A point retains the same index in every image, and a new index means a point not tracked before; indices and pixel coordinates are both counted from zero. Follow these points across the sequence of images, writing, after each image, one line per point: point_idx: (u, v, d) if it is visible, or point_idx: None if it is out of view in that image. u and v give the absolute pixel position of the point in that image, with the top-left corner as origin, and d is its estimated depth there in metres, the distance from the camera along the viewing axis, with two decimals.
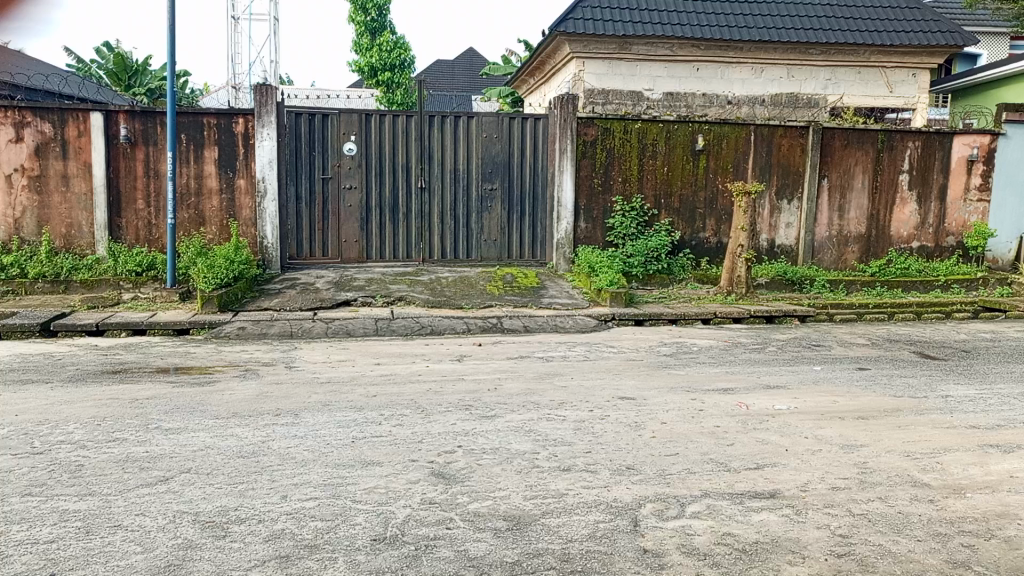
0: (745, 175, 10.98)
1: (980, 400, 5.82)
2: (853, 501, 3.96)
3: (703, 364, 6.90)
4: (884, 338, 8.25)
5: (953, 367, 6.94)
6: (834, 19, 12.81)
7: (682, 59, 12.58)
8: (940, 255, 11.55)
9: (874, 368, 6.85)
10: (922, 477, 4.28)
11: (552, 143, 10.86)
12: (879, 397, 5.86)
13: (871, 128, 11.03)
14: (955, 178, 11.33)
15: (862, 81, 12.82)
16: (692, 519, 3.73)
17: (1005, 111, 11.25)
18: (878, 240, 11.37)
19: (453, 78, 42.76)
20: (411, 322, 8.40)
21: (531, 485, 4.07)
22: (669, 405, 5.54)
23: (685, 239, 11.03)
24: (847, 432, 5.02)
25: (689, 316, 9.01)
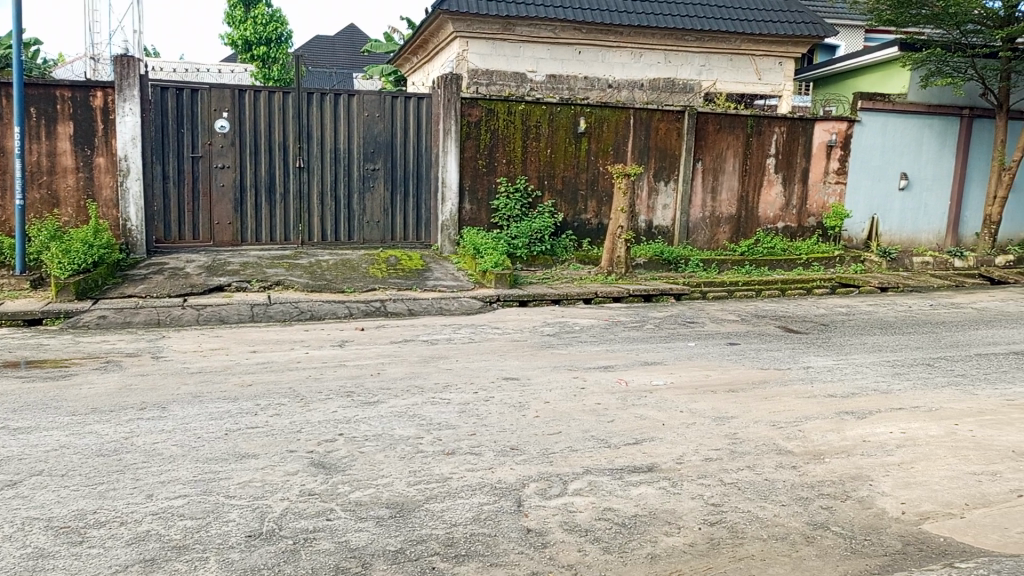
0: (625, 158, 11.25)
1: (837, 370, 6.25)
2: (723, 471, 4.16)
3: (584, 342, 7.04)
4: (752, 314, 8.71)
5: (813, 340, 7.40)
6: (707, 7, 13.26)
7: (564, 42, 12.72)
8: (802, 235, 12.26)
9: (744, 342, 7.22)
10: (786, 445, 4.54)
11: (434, 123, 10.71)
12: (748, 370, 6.18)
13: (741, 113, 11.53)
14: (816, 162, 12.05)
15: (733, 68, 13.37)
16: (574, 496, 3.80)
17: (859, 100, 12.04)
18: (748, 220, 11.95)
19: (333, 54, 41.47)
20: (290, 307, 8.12)
21: (415, 471, 4.02)
22: (552, 384, 5.61)
23: (568, 220, 11.18)
24: (718, 404, 5.26)
25: (572, 296, 9.17)
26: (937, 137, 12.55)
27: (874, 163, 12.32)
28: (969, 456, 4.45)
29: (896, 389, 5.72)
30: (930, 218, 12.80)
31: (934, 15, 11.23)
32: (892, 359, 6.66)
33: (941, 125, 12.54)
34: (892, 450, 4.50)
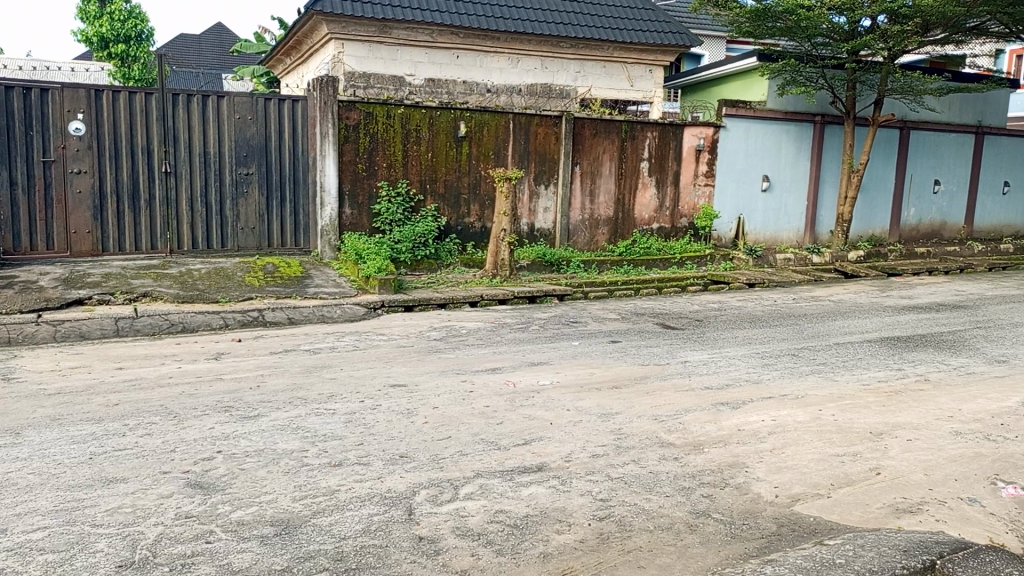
0: (506, 162, 11.36)
1: (712, 363, 6.55)
2: (610, 466, 4.26)
3: (471, 346, 7.04)
4: (632, 312, 8.99)
5: (689, 335, 7.73)
6: (581, 15, 13.58)
7: (442, 46, 12.70)
8: (676, 235, 12.78)
9: (625, 340, 7.43)
10: (668, 437, 4.71)
11: (311, 126, 10.42)
12: (630, 366, 6.37)
13: (616, 118, 11.90)
14: (686, 165, 12.59)
15: (607, 74, 13.77)
16: (466, 501, 3.78)
17: (724, 106, 12.71)
18: (624, 221, 12.34)
19: (199, 54, 39.61)
20: (160, 319, 7.67)
21: (300, 485, 3.88)
22: (440, 389, 5.57)
23: (451, 224, 11.17)
24: (603, 401, 5.39)
25: (457, 300, 9.15)
26: (794, 142, 13.42)
27: (739, 167, 13.04)
28: (833, 438, 4.77)
29: (766, 379, 6.05)
30: (790, 217, 13.67)
31: (788, 28, 11.98)
32: (760, 351, 7.05)
33: (797, 131, 13.42)
34: (765, 437, 4.76)
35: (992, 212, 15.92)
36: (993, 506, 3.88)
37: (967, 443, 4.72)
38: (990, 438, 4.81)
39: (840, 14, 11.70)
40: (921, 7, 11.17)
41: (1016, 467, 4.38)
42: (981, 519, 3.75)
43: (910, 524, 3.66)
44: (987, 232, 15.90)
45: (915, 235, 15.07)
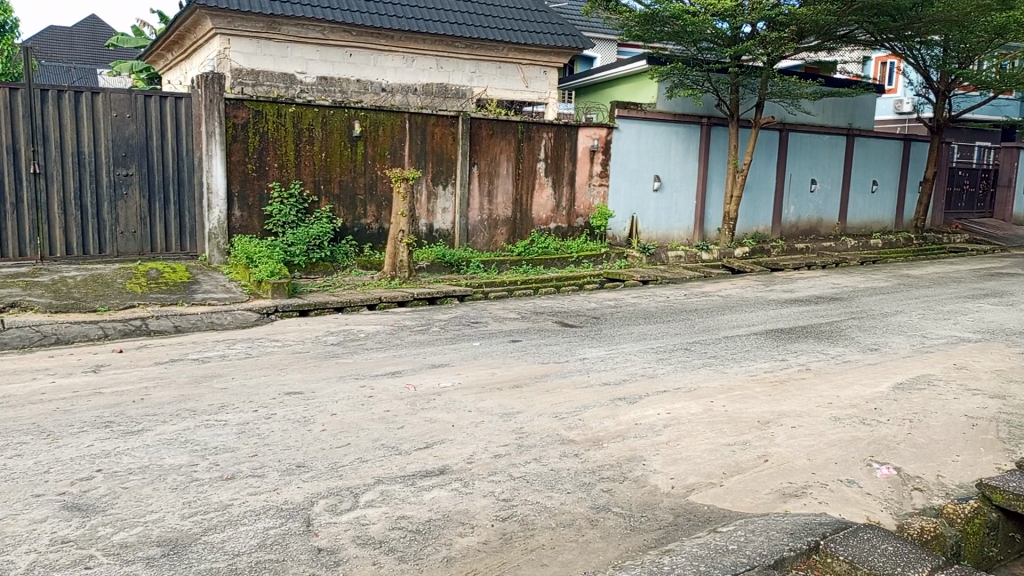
0: (403, 162, 11.23)
1: (609, 359, 6.69)
2: (512, 465, 4.27)
3: (369, 350, 6.91)
4: (531, 311, 9.08)
5: (587, 333, 7.87)
6: (475, 15, 13.58)
7: (334, 43, 12.43)
8: (572, 234, 13.00)
9: (525, 339, 7.49)
10: (568, 434, 4.77)
11: (197, 125, 9.97)
12: (530, 365, 6.42)
13: (512, 119, 11.99)
14: (581, 166, 12.83)
15: (502, 75, 13.84)
16: (366, 509, 3.71)
17: (617, 108, 13.03)
18: (522, 221, 12.45)
19: (71, 47, 37.21)
20: (30, 331, 7.15)
21: (190, 501, 3.70)
22: (338, 396, 5.44)
23: (347, 226, 10.94)
24: (504, 401, 5.41)
25: (355, 303, 8.97)
26: (683, 143, 13.90)
27: (632, 167, 13.39)
28: (723, 428, 4.97)
29: (660, 373, 6.23)
30: (680, 216, 14.15)
31: (675, 32, 12.43)
32: (655, 346, 7.27)
33: (685, 132, 13.90)
34: (660, 430, 4.90)
35: (863, 210, 17.02)
36: (869, 486, 4.14)
37: (845, 428, 5.02)
38: (865, 422, 5.14)
39: (723, 20, 12.16)
40: (796, 16, 11.80)
41: (888, 448, 4.69)
42: (859, 499, 3.99)
43: (795, 508, 3.85)
44: (859, 228, 17.00)
45: (796, 232, 15.92)
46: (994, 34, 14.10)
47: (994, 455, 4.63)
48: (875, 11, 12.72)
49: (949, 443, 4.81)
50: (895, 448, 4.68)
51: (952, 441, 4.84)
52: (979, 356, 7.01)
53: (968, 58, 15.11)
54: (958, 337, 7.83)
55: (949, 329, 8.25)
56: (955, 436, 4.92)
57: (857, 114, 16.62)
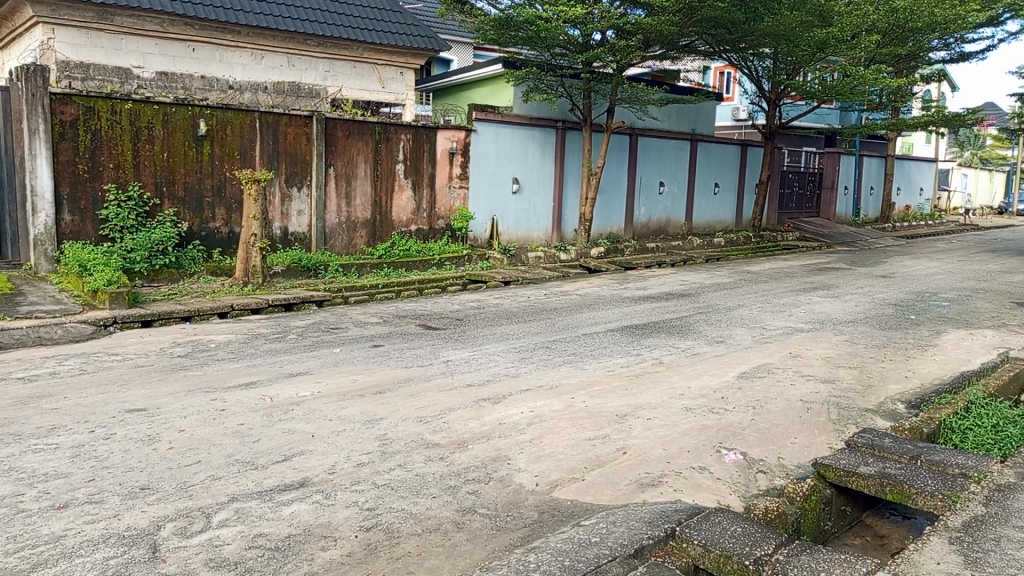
0: (253, 163, 10.75)
1: (472, 360, 6.70)
2: (376, 473, 4.18)
3: (220, 361, 6.54)
4: (393, 315, 8.94)
5: (451, 335, 7.85)
6: (328, 13, 13.24)
7: (174, 37, 11.73)
8: (434, 236, 12.94)
9: (387, 343, 7.36)
10: (433, 438, 4.73)
11: (17, 121, 9.09)
12: (392, 370, 6.31)
13: (369, 120, 11.79)
14: (440, 168, 12.82)
15: (358, 75, 13.54)
16: (220, 529, 3.50)
17: (474, 111, 13.12)
18: (382, 223, 12.26)
19: None
20: None
21: (15, 536, 3.35)
22: (187, 411, 5.11)
23: (194, 230, 10.34)
24: (366, 408, 5.28)
25: (203, 312, 8.47)
26: (539, 146, 14.19)
27: (491, 169, 13.51)
28: (584, 423, 5.10)
29: (523, 372, 6.32)
30: (538, 217, 14.42)
31: (529, 38, 12.68)
32: (517, 345, 7.36)
33: (541, 136, 14.20)
34: (524, 428, 4.96)
35: (707, 211, 18.08)
36: (719, 472, 4.38)
37: (697, 417, 5.29)
38: (714, 411, 5.44)
39: (575, 27, 12.50)
40: (643, 26, 12.32)
41: (735, 434, 4.99)
42: (710, 484, 4.21)
43: (653, 497, 4.01)
44: (703, 228, 18.04)
45: (647, 232, 16.66)
46: (817, 49, 15.21)
47: (826, 436, 5.03)
48: (713, 24, 13.52)
49: (787, 426, 5.18)
50: (741, 434, 4.98)
51: (791, 424, 5.22)
52: (811, 345, 7.62)
53: (794, 70, 16.37)
54: (793, 328, 8.47)
55: (785, 321, 8.91)
56: (793, 420, 5.31)
57: (699, 120, 17.64)
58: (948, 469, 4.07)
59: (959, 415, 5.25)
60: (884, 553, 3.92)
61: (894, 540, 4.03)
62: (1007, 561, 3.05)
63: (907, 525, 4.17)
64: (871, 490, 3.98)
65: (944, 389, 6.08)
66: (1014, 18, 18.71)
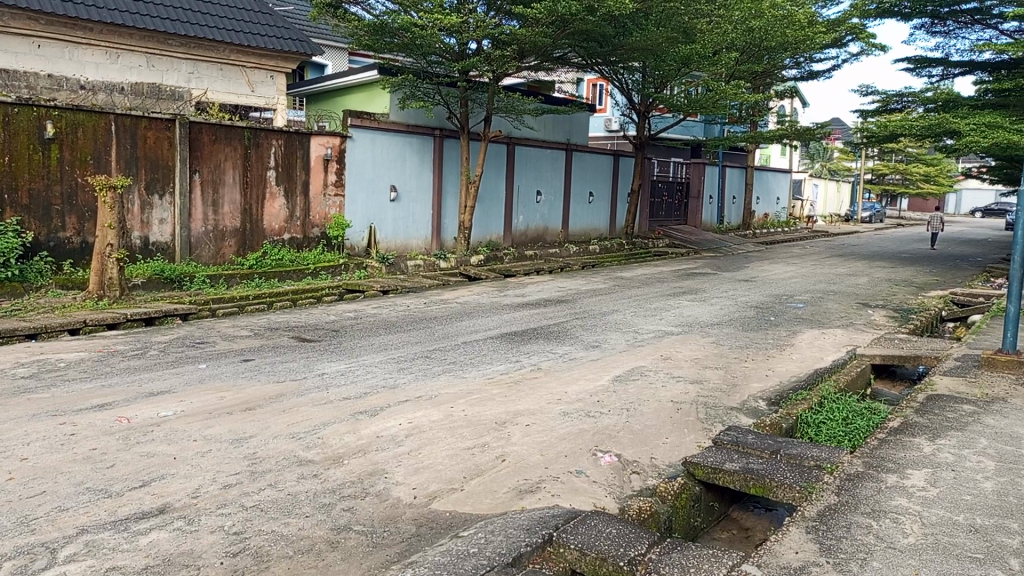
0: (108, 169, 10.06)
1: (348, 373, 6.53)
2: (244, 495, 3.97)
3: (70, 382, 6.04)
4: (265, 327, 8.58)
5: (325, 347, 7.63)
6: (191, 12, 12.63)
7: (16, 32, 10.84)
8: (308, 245, 12.56)
9: (258, 357, 7.05)
10: (306, 454, 4.56)
11: None
12: (263, 386, 6.03)
13: (237, 124, 11.32)
14: (314, 175, 12.48)
15: (224, 77, 12.95)
16: (67, 565, 3.22)
17: (349, 117, 12.86)
18: (253, 232, 11.78)
19: None
20: None
21: None
22: (30, 438, 4.68)
23: (40, 240, 9.54)
24: (234, 426, 5.03)
25: (52, 329, 7.83)
26: (416, 154, 14.08)
27: (367, 177, 13.28)
28: (463, 433, 5.06)
29: (401, 384, 6.20)
30: (417, 225, 14.28)
31: (404, 44, 12.58)
32: (395, 356, 7.24)
33: (418, 143, 14.09)
34: (402, 441, 4.86)
35: (582, 218, 18.54)
36: (596, 475, 4.46)
37: (573, 422, 5.37)
38: (590, 414, 5.55)
39: (450, 35, 12.50)
40: (517, 36, 12.51)
41: (610, 437, 5.11)
42: (586, 487, 4.28)
43: (531, 503, 4.02)
44: (579, 235, 18.46)
45: (525, 240, 16.86)
46: (681, 64, 15.97)
47: (695, 435, 5.24)
48: (585, 37, 13.92)
49: (659, 427, 5.36)
50: (616, 436, 5.11)
51: (662, 425, 5.40)
52: (680, 347, 7.94)
53: (662, 84, 17.10)
54: (664, 331, 8.80)
55: (657, 324, 9.24)
56: (664, 421, 5.49)
57: (574, 130, 18.06)
58: (804, 461, 4.33)
59: (813, 410, 5.61)
60: (749, 544, 4.12)
61: (758, 531, 4.25)
62: (856, 545, 3.26)
63: (769, 516, 4.41)
64: (735, 485, 4.17)
65: (799, 386, 6.48)
66: (856, 40, 20.32)
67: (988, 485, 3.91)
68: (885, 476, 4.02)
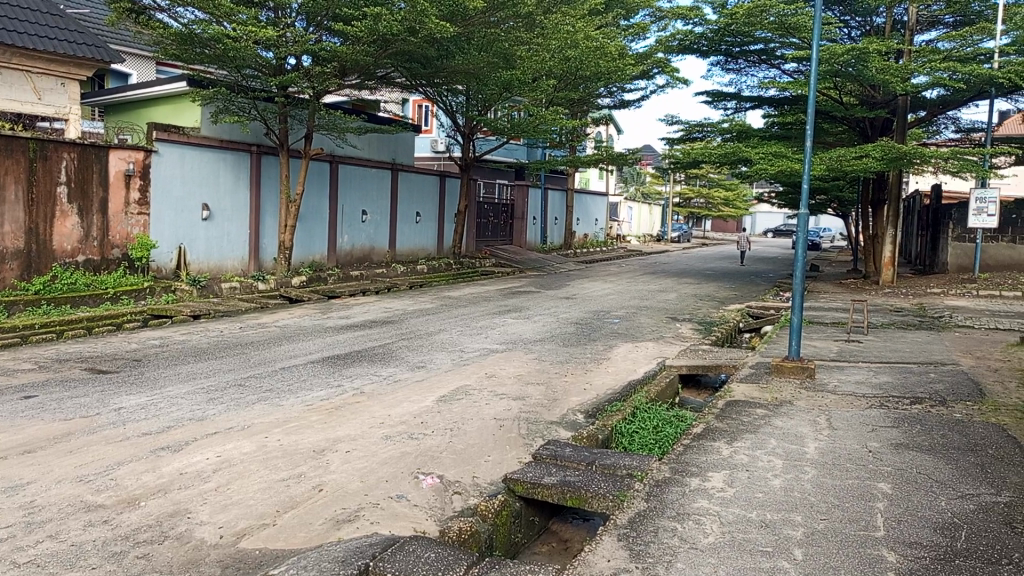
0: None
1: (150, 406, 5.99)
2: (17, 550, 3.52)
3: None
4: (52, 360, 7.72)
5: (124, 378, 6.98)
6: None
7: None
8: (107, 268, 11.50)
9: (42, 394, 6.31)
10: (95, 499, 4.13)
11: None
12: (47, 425, 5.41)
13: (20, 135, 10.18)
14: (114, 192, 11.50)
15: (6, 82, 11.56)
16: None
17: (155, 130, 12.02)
18: (40, 254, 10.59)
19: None
20: None
21: None
22: None
23: None
24: (10, 472, 4.46)
25: None
26: (231, 170, 13.40)
27: (176, 194, 12.47)
28: (278, 464, 4.81)
29: (210, 415, 5.79)
30: (233, 245, 13.55)
31: (217, 56, 11.96)
32: (204, 386, 6.75)
33: (233, 160, 13.41)
34: (209, 476, 4.54)
35: (409, 238, 18.43)
36: (417, 498, 4.38)
37: (395, 445, 5.27)
38: (413, 436, 5.47)
39: (267, 49, 12.05)
40: (337, 54, 12.27)
41: (432, 458, 5.06)
42: (407, 512, 4.19)
43: (348, 533, 3.87)
44: (406, 255, 18.33)
45: (350, 260, 16.47)
46: (502, 88, 16.47)
47: (516, 451, 5.30)
48: (407, 57, 13.93)
49: (482, 445, 5.38)
50: (439, 458, 5.06)
51: (485, 443, 5.43)
52: (504, 364, 8.05)
53: (485, 107, 17.47)
54: (488, 349, 8.89)
55: (482, 343, 9.33)
56: (487, 438, 5.52)
57: (399, 149, 17.99)
58: (617, 470, 4.51)
59: (626, 420, 5.88)
60: (567, 556, 4.21)
61: (576, 542, 4.36)
62: (663, 549, 3.41)
63: (586, 526, 4.55)
64: (553, 498, 4.25)
65: (615, 398, 6.78)
66: (662, 73, 21.85)
67: (777, 482, 4.27)
68: (689, 480, 4.27)
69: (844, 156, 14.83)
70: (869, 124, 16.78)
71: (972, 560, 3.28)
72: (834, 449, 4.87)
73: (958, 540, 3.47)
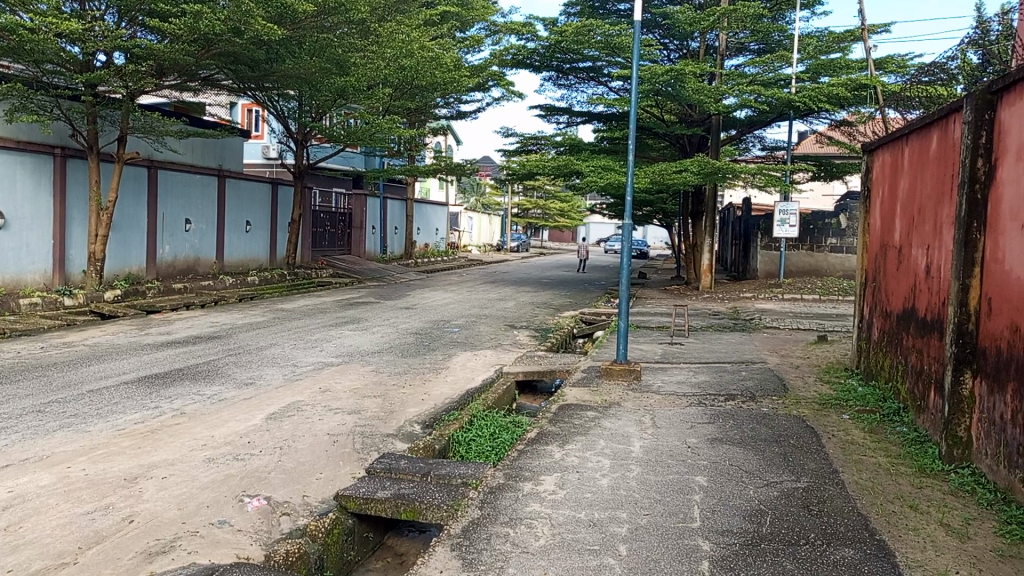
0: None
1: None
2: None
3: None
4: None
5: None
6: None
7: None
8: None
9: None
10: None
11: None
12: None
13: None
14: None
15: None
16: None
17: None
18: None
19: None
20: None
21: None
22: None
23: None
24: None
25: None
26: (30, 174, 12.17)
27: None
28: (82, 496, 4.38)
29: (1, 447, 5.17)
30: (33, 256, 12.24)
31: (11, 48, 10.80)
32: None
33: (32, 163, 12.19)
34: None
35: (238, 248, 17.52)
36: (241, 523, 4.14)
37: (218, 468, 4.96)
38: (238, 457, 5.18)
39: (72, 43, 11.04)
40: (153, 52, 11.47)
41: (259, 479, 4.80)
42: (230, 538, 3.94)
43: (161, 566, 3.57)
44: (235, 266, 17.40)
45: (171, 271, 15.41)
46: (336, 94, 16.15)
47: (350, 466, 5.16)
48: (233, 59, 13.24)
49: (314, 462, 5.19)
50: (266, 478, 4.82)
51: (316, 460, 5.23)
52: (339, 378, 7.83)
53: (319, 113, 17.06)
54: (323, 362, 8.61)
55: (316, 356, 9.03)
56: (319, 455, 5.33)
57: (227, 155, 17.07)
58: (451, 480, 4.49)
59: (463, 428, 5.89)
60: (402, 570, 4.13)
61: (411, 555, 4.28)
62: (495, 555, 3.43)
63: (421, 538, 4.48)
64: (387, 512, 4.17)
65: (452, 407, 6.77)
66: (497, 86, 22.31)
67: (604, 481, 4.43)
68: (521, 485, 4.33)
69: (665, 170, 15.78)
70: (687, 141, 18.02)
71: (775, 543, 3.56)
72: (657, 446, 5.13)
73: (764, 526, 3.75)
